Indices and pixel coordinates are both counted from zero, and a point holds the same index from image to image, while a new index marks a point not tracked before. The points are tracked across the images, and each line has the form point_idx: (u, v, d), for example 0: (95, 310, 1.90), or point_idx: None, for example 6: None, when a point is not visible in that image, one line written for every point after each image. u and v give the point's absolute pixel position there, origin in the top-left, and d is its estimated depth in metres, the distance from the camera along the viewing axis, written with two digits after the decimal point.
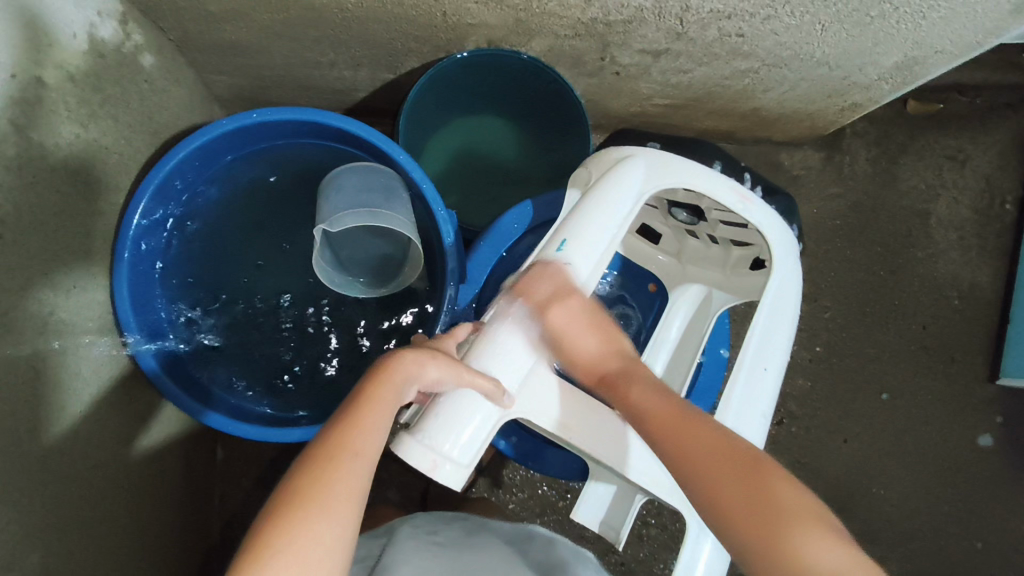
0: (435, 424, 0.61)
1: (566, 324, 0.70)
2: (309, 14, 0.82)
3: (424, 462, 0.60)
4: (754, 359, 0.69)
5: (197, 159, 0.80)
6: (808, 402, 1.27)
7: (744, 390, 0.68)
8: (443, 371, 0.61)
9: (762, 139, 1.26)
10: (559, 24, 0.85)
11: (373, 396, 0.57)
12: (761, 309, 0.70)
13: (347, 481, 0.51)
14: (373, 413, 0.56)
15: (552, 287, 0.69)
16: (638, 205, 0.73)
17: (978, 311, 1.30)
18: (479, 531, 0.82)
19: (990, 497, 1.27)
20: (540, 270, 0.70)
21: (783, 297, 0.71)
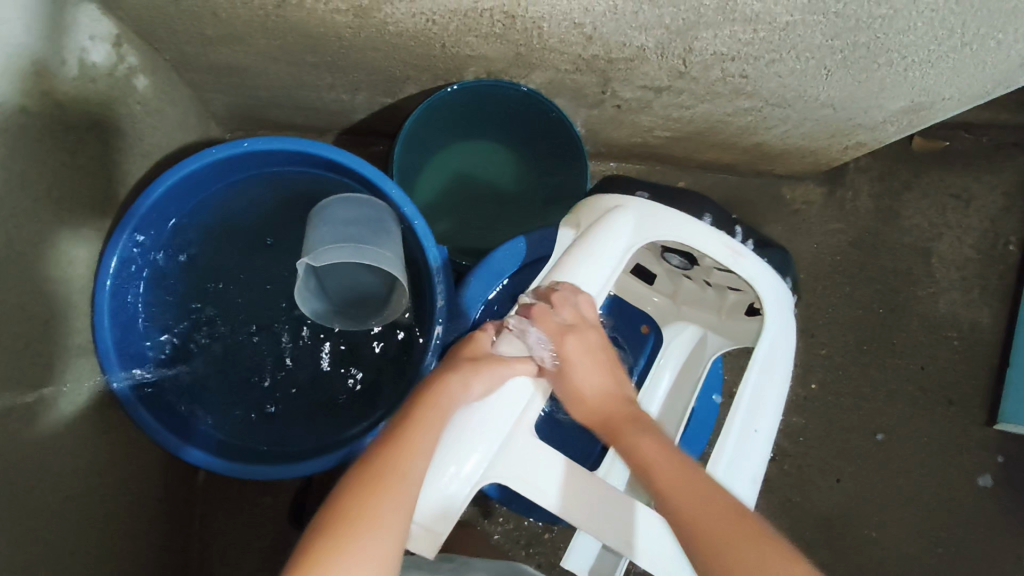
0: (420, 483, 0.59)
1: (580, 353, 0.72)
2: (307, 42, 0.81)
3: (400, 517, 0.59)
4: (745, 421, 0.67)
5: (184, 187, 0.79)
6: (803, 440, 1.24)
7: (732, 459, 0.66)
8: (484, 380, 0.64)
9: (763, 173, 1.25)
10: (560, 58, 0.83)
11: (423, 419, 0.62)
12: (751, 368, 0.68)
13: (390, 501, 0.56)
14: (418, 436, 0.61)
15: (573, 315, 0.69)
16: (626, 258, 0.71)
17: (978, 353, 1.28)
18: (464, 569, 0.81)
19: (987, 541, 1.24)
20: (558, 300, 0.69)
21: (776, 356, 0.69)
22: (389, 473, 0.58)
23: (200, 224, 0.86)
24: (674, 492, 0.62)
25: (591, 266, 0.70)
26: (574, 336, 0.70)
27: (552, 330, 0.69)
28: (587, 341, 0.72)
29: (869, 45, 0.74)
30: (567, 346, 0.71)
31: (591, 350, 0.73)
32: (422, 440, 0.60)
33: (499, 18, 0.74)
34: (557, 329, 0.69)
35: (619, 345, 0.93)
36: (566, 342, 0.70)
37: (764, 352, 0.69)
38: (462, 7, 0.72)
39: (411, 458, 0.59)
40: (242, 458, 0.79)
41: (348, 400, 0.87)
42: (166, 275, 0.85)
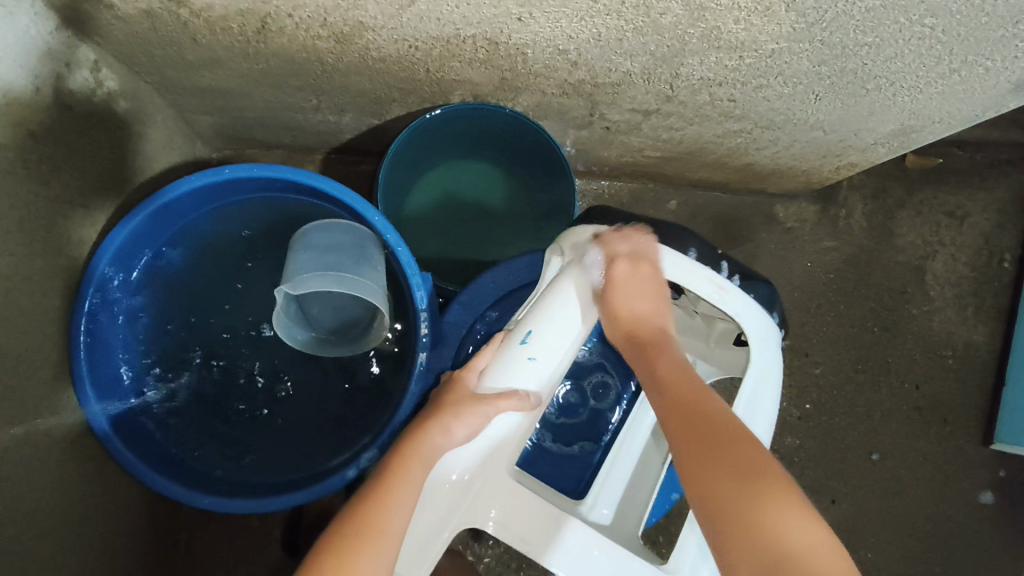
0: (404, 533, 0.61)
1: (626, 279, 0.71)
2: (290, 67, 0.80)
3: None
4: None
5: (163, 215, 0.78)
6: (798, 462, 1.22)
7: None
8: (468, 423, 0.64)
9: (756, 191, 1.24)
10: (546, 82, 0.82)
11: (402, 473, 0.62)
12: (735, 411, 0.67)
13: (368, 559, 0.56)
14: (400, 489, 0.61)
15: (630, 247, 0.73)
16: None
17: (973, 371, 1.27)
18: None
19: (985, 561, 1.23)
20: (631, 236, 0.73)
21: (763, 397, 0.68)
22: (366, 533, 0.58)
23: (181, 250, 0.85)
24: (681, 410, 0.62)
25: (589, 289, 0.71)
26: (624, 263, 0.71)
27: (608, 252, 0.72)
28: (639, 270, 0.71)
29: (857, 71, 0.74)
30: (617, 269, 0.71)
31: (642, 278, 0.71)
32: (401, 495, 0.60)
33: (481, 45, 0.73)
34: (617, 254, 0.72)
35: (608, 372, 0.95)
36: (615, 266, 0.72)
37: (749, 395, 0.68)
38: (444, 34, 0.71)
39: (394, 516, 0.59)
40: (220, 490, 0.78)
41: (333, 427, 0.87)
42: (146, 302, 0.84)
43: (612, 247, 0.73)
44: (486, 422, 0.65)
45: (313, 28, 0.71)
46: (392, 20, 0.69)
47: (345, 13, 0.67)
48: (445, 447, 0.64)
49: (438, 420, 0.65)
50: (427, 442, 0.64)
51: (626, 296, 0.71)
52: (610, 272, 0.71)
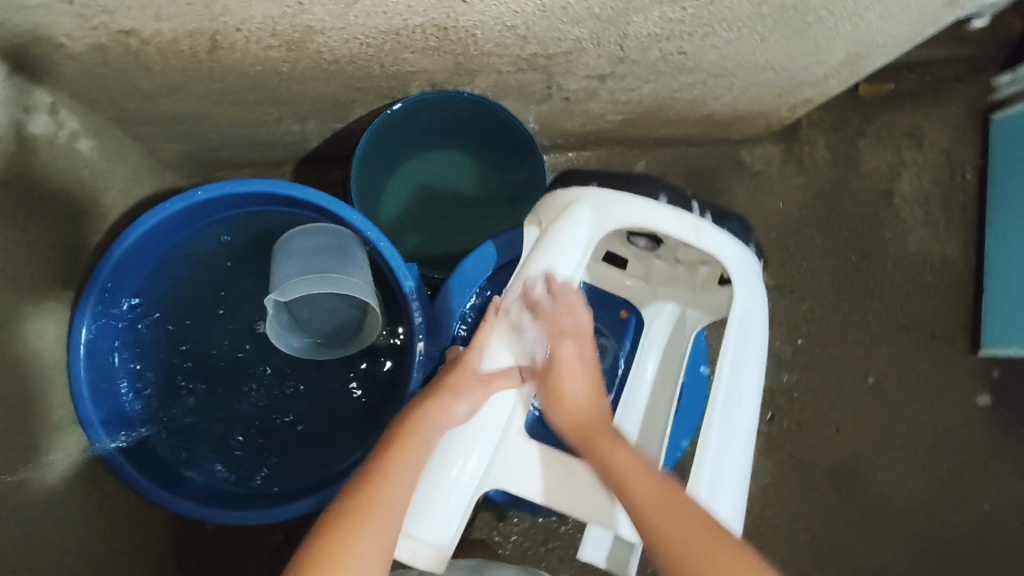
0: (417, 506, 0.64)
1: (570, 360, 0.75)
2: (246, 81, 0.81)
3: (404, 551, 0.63)
4: (730, 389, 0.69)
5: (140, 248, 0.80)
6: (798, 396, 1.26)
7: (722, 420, 0.68)
8: (468, 402, 0.68)
9: (720, 140, 1.26)
10: (499, 61, 0.84)
11: (400, 451, 0.65)
12: (729, 338, 0.70)
13: (368, 536, 0.58)
14: (399, 469, 0.63)
15: (571, 321, 0.74)
16: (588, 251, 0.73)
17: (952, 283, 1.31)
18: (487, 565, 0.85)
19: (991, 463, 1.28)
20: (564, 298, 0.72)
21: (754, 321, 0.71)
22: (367, 511, 0.60)
23: (169, 275, 0.87)
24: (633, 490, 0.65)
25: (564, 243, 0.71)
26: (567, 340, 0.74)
27: (550, 328, 0.73)
28: (578, 349, 0.76)
29: (797, 6, 0.76)
30: (560, 346, 0.74)
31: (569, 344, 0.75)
32: (402, 473, 0.63)
33: (432, 32, 0.74)
34: (558, 329, 0.74)
35: (602, 333, 0.92)
36: (560, 342, 0.74)
37: (738, 321, 0.71)
38: (393, 26, 0.72)
39: (395, 494, 0.61)
40: (231, 504, 0.80)
41: (341, 428, 0.88)
42: (141, 331, 0.85)
43: (555, 320, 0.73)
44: (484, 401, 0.69)
45: (264, 39, 0.72)
46: (340, 19, 0.70)
47: (293, 19, 0.68)
48: (445, 426, 0.67)
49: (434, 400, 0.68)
50: (424, 419, 0.67)
51: (564, 378, 0.74)
52: (553, 351, 0.74)
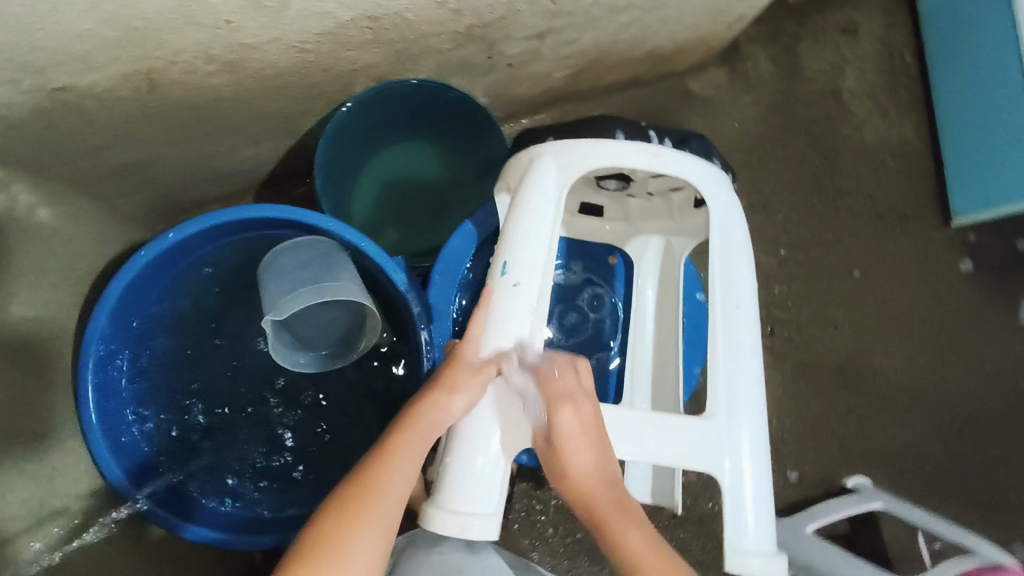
0: (451, 488, 0.63)
1: (575, 431, 0.65)
2: (193, 114, 0.80)
3: (454, 526, 0.62)
4: (725, 296, 0.71)
5: (126, 301, 0.79)
6: (792, 303, 1.29)
7: (725, 329, 0.69)
8: (467, 398, 0.64)
9: (666, 75, 1.27)
10: (438, 40, 0.84)
11: (397, 445, 0.62)
12: (714, 249, 0.72)
13: (363, 531, 0.57)
14: (395, 462, 0.61)
15: (569, 387, 0.66)
16: (561, 204, 0.73)
17: (913, 164, 1.35)
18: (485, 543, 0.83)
19: (983, 325, 1.33)
20: (557, 369, 0.66)
21: (733, 229, 0.73)
22: (363, 503, 0.59)
23: (163, 315, 0.86)
24: None
25: (531, 217, 0.71)
26: (569, 413, 0.65)
27: (549, 401, 0.65)
28: (581, 415, 0.65)
29: None
30: (562, 421, 0.65)
31: (577, 411, 0.65)
32: (398, 467, 0.61)
33: (366, 24, 0.74)
34: (555, 399, 0.65)
35: (596, 283, 0.93)
36: (561, 418, 0.65)
37: (719, 233, 0.72)
38: (328, 27, 0.72)
39: (390, 487, 0.60)
40: (252, 529, 0.82)
41: (364, 432, 0.89)
42: (142, 376, 0.85)
43: (552, 395, 0.65)
44: (482, 393, 0.65)
45: (201, 66, 0.71)
46: (273, 30, 0.69)
47: (227, 39, 0.68)
48: (443, 425, 0.64)
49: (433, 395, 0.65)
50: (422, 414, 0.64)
51: (571, 453, 0.65)
52: (556, 423, 0.65)
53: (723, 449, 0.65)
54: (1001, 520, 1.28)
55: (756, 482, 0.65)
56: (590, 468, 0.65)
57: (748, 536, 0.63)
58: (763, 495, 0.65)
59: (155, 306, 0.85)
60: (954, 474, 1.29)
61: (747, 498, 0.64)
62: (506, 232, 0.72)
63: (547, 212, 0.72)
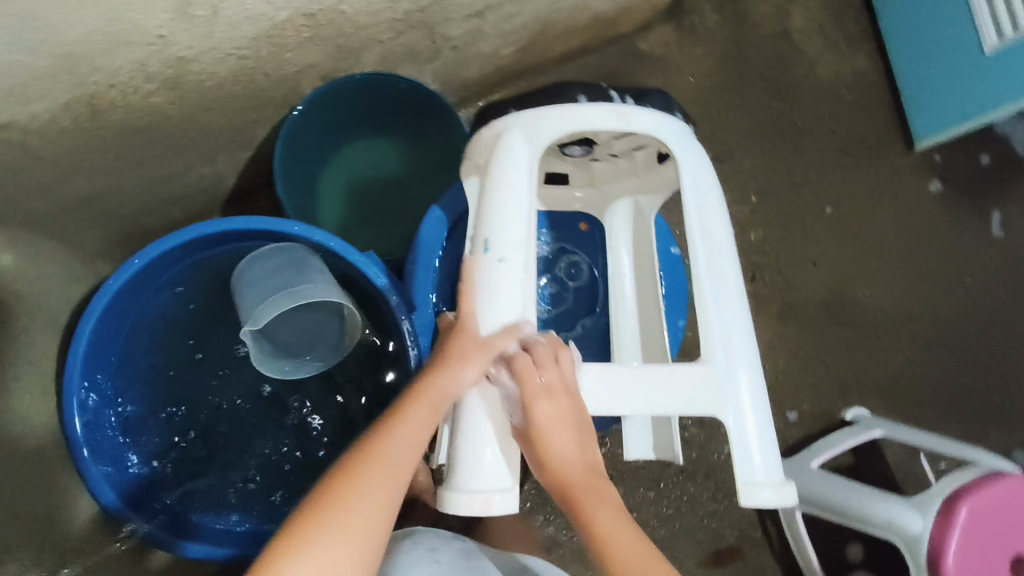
0: (467, 469, 0.62)
1: (551, 422, 0.63)
2: (141, 137, 0.79)
3: (476, 506, 0.60)
4: (705, 245, 0.70)
5: (100, 338, 0.79)
6: (769, 248, 1.30)
7: (709, 276, 0.69)
8: (479, 365, 0.63)
9: (614, 38, 1.27)
10: (377, 30, 0.83)
11: (408, 415, 0.62)
12: (687, 199, 0.71)
13: (369, 490, 0.56)
14: (403, 429, 0.61)
15: (547, 376, 0.64)
16: (535, 176, 0.70)
17: (870, 95, 1.36)
18: (478, 553, 0.82)
19: (958, 243, 1.35)
20: (538, 356, 0.64)
21: (703, 175, 0.72)
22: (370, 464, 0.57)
23: (144, 342, 0.86)
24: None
25: (504, 192, 0.69)
26: (545, 403, 0.63)
27: (524, 391, 0.63)
28: (559, 405, 0.64)
29: None
30: (539, 412, 0.63)
31: (557, 400, 0.63)
32: (406, 432, 0.61)
33: (301, 22, 0.73)
34: (532, 391, 0.63)
35: (572, 252, 0.93)
36: (537, 408, 0.63)
37: (690, 181, 0.71)
38: (263, 30, 0.71)
39: (398, 451, 0.59)
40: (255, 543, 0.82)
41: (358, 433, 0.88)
42: (131, 405, 0.85)
43: (530, 384, 0.63)
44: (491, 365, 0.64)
45: (140, 86, 0.70)
46: (207, 40, 0.69)
47: (161, 56, 0.67)
48: (452, 396, 0.63)
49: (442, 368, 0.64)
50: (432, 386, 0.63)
51: (548, 441, 0.63)
52: (533, 415, 0.63)
53: (722, 393, 0.65)
54: (1000, 430, 1.30)
55: (757, 418, 0.65)
56: (569, 458, 0.64)
57: (758, 474, 0.63)
58: (767, 433, 0.65)
59: (135, 334, 0.85)
60: (948, 392, 1.31)
61: (751, 438, 0.64)
62: (481, 210, 0.70)
63: (520, 185, 0.69)
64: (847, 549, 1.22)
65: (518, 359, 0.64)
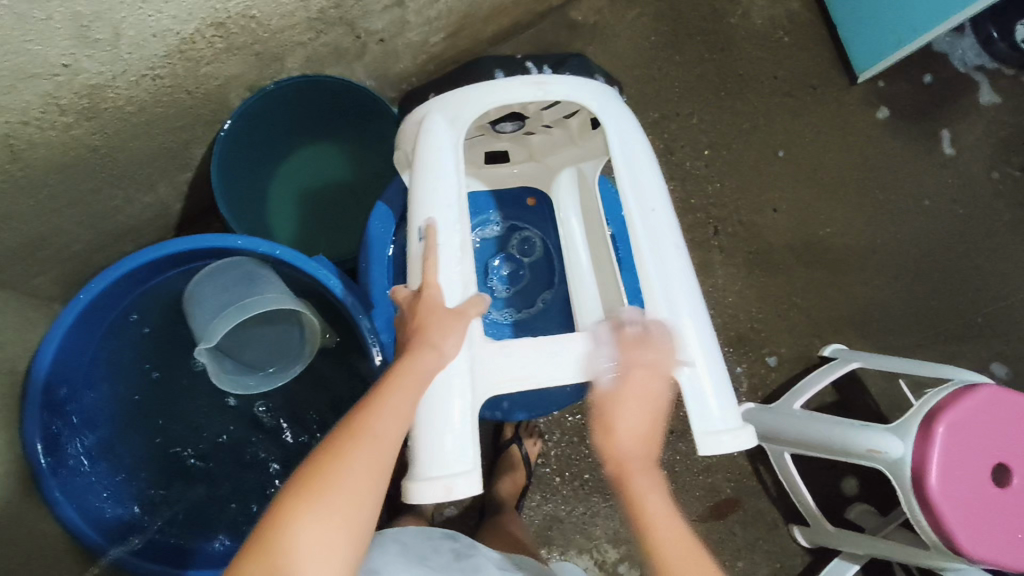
0: (425, 457, 0.62)
1: (638, 396, 0.62)
2: (71, 174, 0.77)
3: (437, 491, 0.60)
4: (639, 202, 0.70)
5: (58, 378, 0.78)
6: (728, 200, 1.31)
7: (647, 234, 0.69)
8: (454, 339, 0.63)
9: (546, 12, 1.26)
10: (296, 32, 0.82)
11: (394, 383, 0.58)
12: (617, 160, 0.71)
13: (362, 468, 0.52)
14: (391, 401, 0.57)
15: (650, 355, 0.64)
16: (461, 156, 0.71)
17: (807, 35, 1.36)
18: (471, 551, 0.81)
19: (910, 169, 1.37)
20: (646, 336, 0.65)
21: (629, 134, 0.72)
22: (361, 440, 0.53)
23: (108, 377, 0.85)
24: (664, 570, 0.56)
25: (433, 177, 0.69)
26: (637, 376, 0.63)
27: (625, 358, 0.64)
28: (648, 384, 0.63)
29: None
30: (631, 383, 0.63)
31: (636, 372, 0.63)
32: (395, 405, 0.57)
33: (212, 33, 0.72)
34: (631, 362, 0.64)
35: (524, 228, 0.94)
36: (630, 376, 0.63)
37: (618, 141, 0.71)
38: (173, 45, 0.70)
39: (386, 425, 0.55)
40: None
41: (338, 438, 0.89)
42: (106, 438, 0.85)
43: (630, 352, 0.64)
44: (461, 334, 0.64)
45: (57, 120, 0.68)
46: (117, 64, 0.67)
47: (71, 86, 0.66)
48: (433, 368, 0.60)
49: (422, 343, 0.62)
50: (415, 361, 0.60)
51: (625, 415, 0.61)
52: (624, 383, 0.63)
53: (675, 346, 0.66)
54: (976, 346, 1.32)
55: (708, 367, 0.66)
56: (636, 432, 0.61)
57: (715, 420, 0.64)
58: (719, 380, 0.66)
59: (96, 369, 0.84)
60: (920, 317, 1.33)
61: (705, 386, 0.65)
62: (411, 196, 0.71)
63: (449, 167, 0.70)
64: (842, 483, 1.24)
65: (626, 334, 0.66)
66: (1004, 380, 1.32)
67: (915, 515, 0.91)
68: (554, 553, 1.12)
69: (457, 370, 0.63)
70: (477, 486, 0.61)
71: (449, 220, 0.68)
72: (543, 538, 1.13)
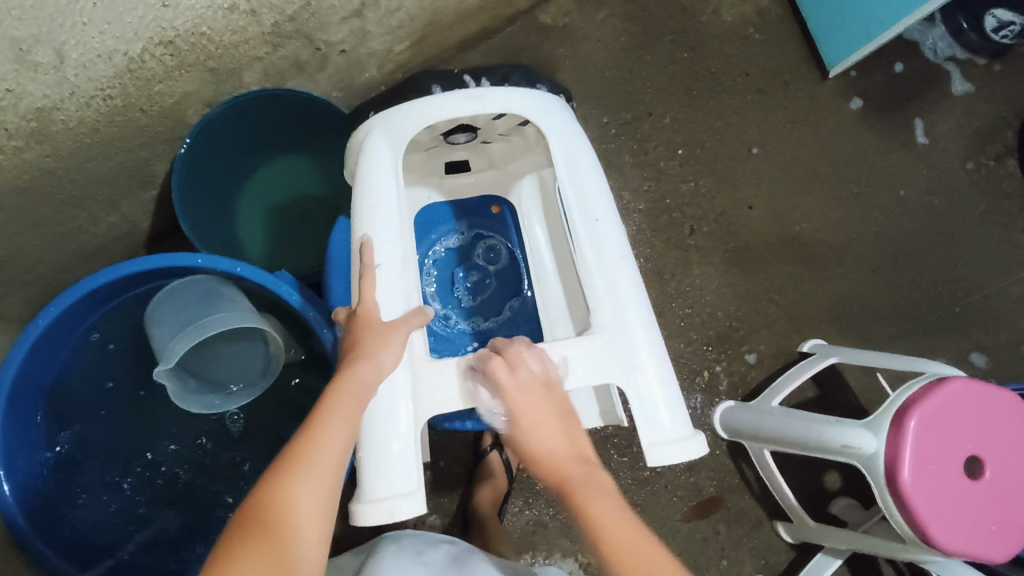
0: (369, 479, 0.62)
1: (534, 408, 0.61)
2: (26, 196, 0.77)
3: (381, 514, 0.60)
4: (584, 213, 0.71)
5: (16, 407, 0.78)
6: (703, 199, 1.30)
7: (591, 244, 0.70)
8: (393, 351, 0.63)
9: (515, 17, 1.25)
10: (251, 46, 0.82)
11: (335, 403, 0.58)
12: (559, 170, 0.72)
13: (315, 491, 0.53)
14: (334, 421, 0.57)
15: (531, 371, 0.63)
16: (403, 174, 0.71)
17: (778, 31, 1.36)
18: (468, 554, 0.80)
19: (885, 162, 1.37)
20: (518, 356, 0.64)
21: (573, 143, 0.73)
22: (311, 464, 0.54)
23: (71, 402, 0.85)
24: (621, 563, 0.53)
25: (379, 194, 0.69)
26: (524, 390, 0.62)
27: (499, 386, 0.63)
28: (539, 394, 0.62)
29: None
30: (521, 399, 0.62)
31: (535, 396, 0.62)
32: (337, 425, 0.57)
33: (161, 51, 0.72)
34: (517, 382, 0.63)
35: (488, 236, 0.94)
36: (515, 398, 0.62)
37: (561, 152, 0.72)
38: (121, 66, 0.70)
39: (332, 446, 0.55)
40: None
41: None
42: (71, 463, 0.85)
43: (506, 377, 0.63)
44: (402, 348, 0.64)
45: (5, 144, 0.68)
46: (64, 86, 0.67)
47: (16, 108, 0.66)
48: (373, 382, 0.61)
49: (358, 355, 0.61)
50: (350, 378, 0.60)
51: (531, 434, 0.60)
52: (510, 408, 0.62)
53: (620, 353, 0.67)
54: (955, 337, 1.32)
55: (658, 375, 0.66)
56: (555, 445, 0.60)
57: (664, 429, 0.65)
58: (670, 390, 0.66)
59: (57, 395, 0.84)
60: (899, 309, 1.33)
61: (655, 395, 0.66)
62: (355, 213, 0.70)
63: (394, 183, 0.71)
64: (825, 478, 1.24)
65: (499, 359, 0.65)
66: (984, 370, 1.32)
67: (888, 508, 0.91)
68: (538, 558, 1.12)
69: (397, 388, 0.63)
70: (420, 507, 0.63)
71: (396, 236, 0.69)
72: (526, 544, 1.12)
